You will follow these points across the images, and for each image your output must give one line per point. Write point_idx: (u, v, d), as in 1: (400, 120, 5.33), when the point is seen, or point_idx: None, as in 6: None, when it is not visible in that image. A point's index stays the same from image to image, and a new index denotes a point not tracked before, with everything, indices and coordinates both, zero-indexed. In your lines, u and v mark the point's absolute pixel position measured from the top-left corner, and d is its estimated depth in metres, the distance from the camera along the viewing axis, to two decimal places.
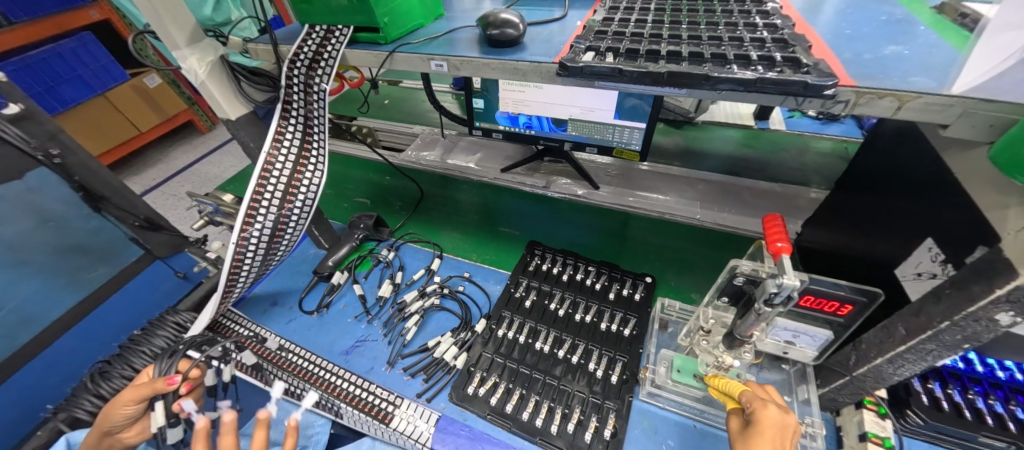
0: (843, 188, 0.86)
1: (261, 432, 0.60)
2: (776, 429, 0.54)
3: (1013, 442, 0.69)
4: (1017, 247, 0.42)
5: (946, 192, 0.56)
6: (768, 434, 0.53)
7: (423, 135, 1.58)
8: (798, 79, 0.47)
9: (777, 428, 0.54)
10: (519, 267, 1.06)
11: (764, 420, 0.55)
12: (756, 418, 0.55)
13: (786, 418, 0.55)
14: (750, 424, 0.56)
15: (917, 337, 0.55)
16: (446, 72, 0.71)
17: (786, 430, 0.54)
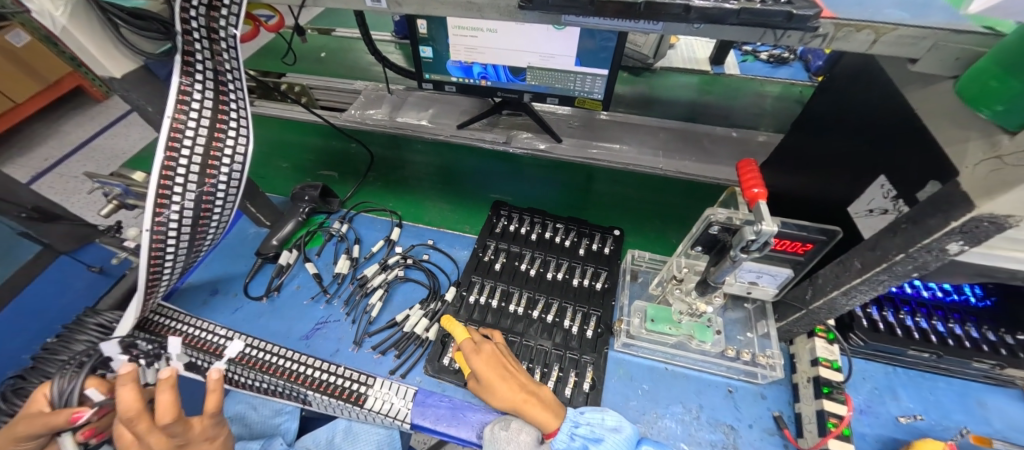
0: (799, 130, 0.88)
1: (168, 394, 0.55)
2: (493, 361, 0.71)
3: (935, 352, 0.78)
4: (974, 182, 0.43)
5: (903, 128, 0.57)
6: (490, 369, 0.70)
7: (367, 91, 1.43)
8: (782, 10, 0.44)
9: (492, 359, 0.71)
10: (486, 229, 1.02)
11: (482, 361, 0.71)
12: (476, 369, 0.70)
13: (491, 350, 0.72)
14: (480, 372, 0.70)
15: (872, 269, 0.58)
16: (386, 9, 0.61)
17: (496, 355, 0.72)
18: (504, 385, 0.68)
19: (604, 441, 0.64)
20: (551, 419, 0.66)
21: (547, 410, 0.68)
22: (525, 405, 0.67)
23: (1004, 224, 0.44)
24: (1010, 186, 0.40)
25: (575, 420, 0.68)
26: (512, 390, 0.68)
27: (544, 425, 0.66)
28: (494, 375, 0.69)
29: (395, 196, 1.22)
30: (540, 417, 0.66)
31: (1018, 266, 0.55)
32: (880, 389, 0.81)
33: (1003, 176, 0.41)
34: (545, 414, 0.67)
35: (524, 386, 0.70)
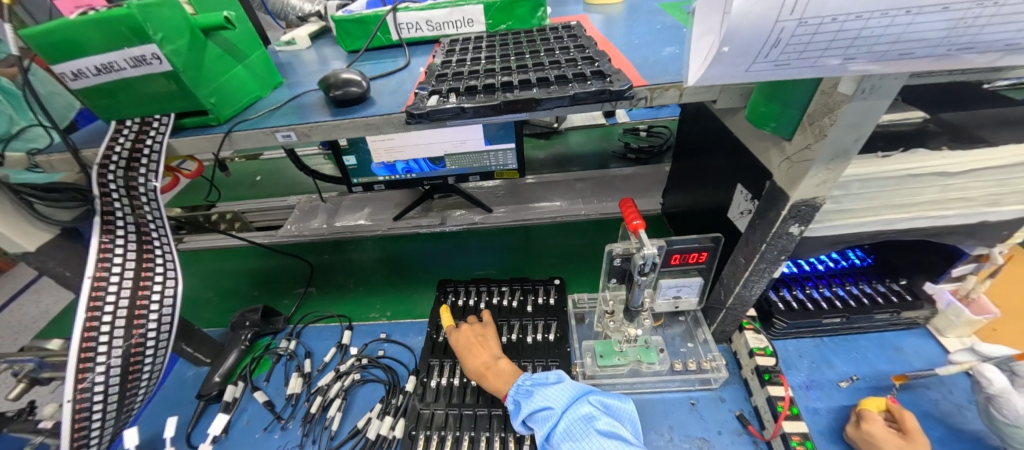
0: (679, 159, 1.05)
1: None
2: (470, 336, 0.87)
3: (843, 315, 0.89)
4: (782, 178, 0.56)
5: (736, 147, 0.71)
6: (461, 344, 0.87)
7: (300, 205, 1.49)
8: (605, 89, 0.58)
9: (464, 339, 0.87)
10: (436, 310, 1.06)
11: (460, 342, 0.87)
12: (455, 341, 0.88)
13: (467, 332, 0.88)
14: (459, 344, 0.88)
15: (753, 261, 0.68)
16: (297, 141, 0.69)
17: (469, 337, 0.87)
18: (473, 357, 0.84)
19: (539, 395, 0.71)
20: (504, 386, 0.77)
21: (506, 376, 0.78)
22: (485, 375, 0.80)
23: (815, 204, 0.56)
24: (802, 177, 0.52)
25: (522, 381, 0.76)
26: (478, 361, 0.82)
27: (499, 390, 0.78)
28: (464, 350, 0.86)
29: (341, 300, 1.22)
30: (498, 384, 0.78)
31: (856, 230, 0.67)
32: (816, 362, 0.88)
33: (793, 171, 0.53)
34: (502, 381, 0.78)
35: (494, 357, 0.83)
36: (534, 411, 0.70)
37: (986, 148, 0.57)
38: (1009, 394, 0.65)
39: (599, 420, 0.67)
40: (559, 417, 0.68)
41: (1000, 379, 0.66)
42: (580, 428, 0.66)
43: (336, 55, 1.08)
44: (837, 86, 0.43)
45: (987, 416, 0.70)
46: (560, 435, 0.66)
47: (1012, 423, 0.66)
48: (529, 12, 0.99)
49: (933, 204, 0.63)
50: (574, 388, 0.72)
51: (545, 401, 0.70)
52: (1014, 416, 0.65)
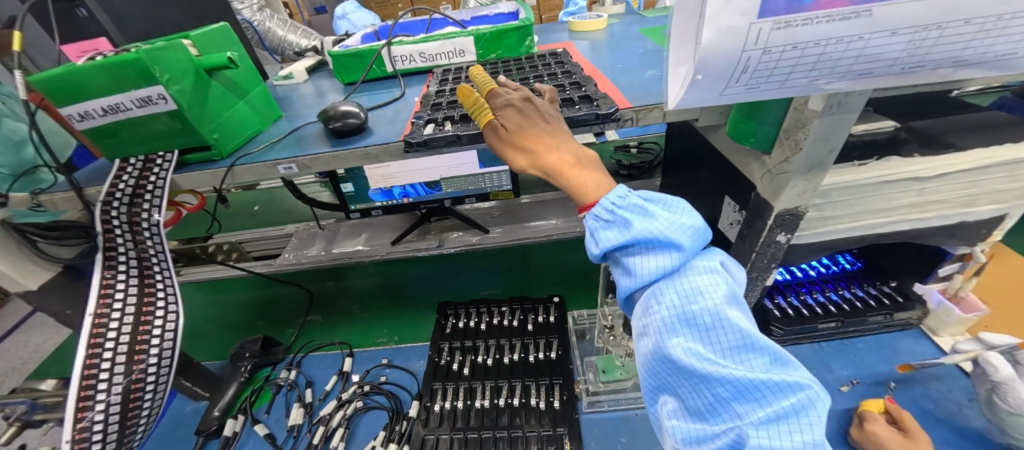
0: (668, 174, 1.08)
1: None
2: (535, 126, 0.49)
3: (838, 319, 0.90)
4: (765, 190, 0.58)
5: (721, 161, 0.74)
6: (523, 132, 0.49)
7: (298, 233, 1.51)
8: (592, 112, 0.61)
9: (527, 125, 0.49)
10: (437, 333, 1.07)
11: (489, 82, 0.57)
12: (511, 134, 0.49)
13: (530, 114, 0.50)
14: (507, 125, 0.50)
15: (745, 271, 0.70)
16: (298, 172, 0.71)
17: (532, 120, 0.50)
18: (546, 152, 0.48)
19: (691, 282, 0.41)
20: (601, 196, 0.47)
21: (597, 176, 0.49)
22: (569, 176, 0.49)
23: (799, 213, 0.58)
24: (783, 188, 0.55)
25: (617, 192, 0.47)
26: (540, 141, 0.48)
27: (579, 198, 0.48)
28: (527, 138, 0.48)
29: (342, 327, 1.22)
30: (584, 182, 0.48)
31: (841, 236, 0.70)
32: (816, 368, 0.89)
33: (775, 183, 0.56)
34: (591, 180, 0.48)
35: (574, 150, 0.49)
36: (679, 308, 0.40)
37: (955, 153, 0.60)
38: (1013, 381, 0.66)
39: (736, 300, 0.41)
40: (673, 250, 0.43)
41: (1006, 366, 0.67)
42: (739, 340, 0.38)
43: (332, 87, 1.12)
44: (807, 103, 0.46)
45: (992, 410, 0.71)
46: (665, 283, 0.42)
47: (1015, 411, 0.66)
48: (517, 41, 1.04)
49: (912, 207, 0.66)
50: (704, 233, 0.45)
51: (659, 226, 0.43)
52: (1019, 405, 0.65)
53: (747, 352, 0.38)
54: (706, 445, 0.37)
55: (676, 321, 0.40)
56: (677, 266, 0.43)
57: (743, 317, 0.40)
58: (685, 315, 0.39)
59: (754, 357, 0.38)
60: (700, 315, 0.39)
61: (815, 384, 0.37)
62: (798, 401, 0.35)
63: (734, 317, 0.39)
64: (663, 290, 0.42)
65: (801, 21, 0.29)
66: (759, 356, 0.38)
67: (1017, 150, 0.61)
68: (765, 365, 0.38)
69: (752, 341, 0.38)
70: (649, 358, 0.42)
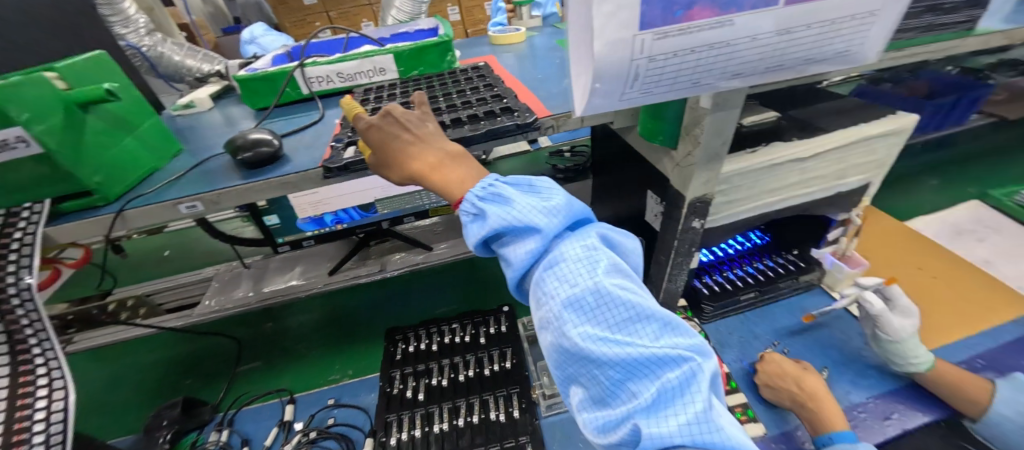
0: (597, 174, 1.14)
1: None
2: (395, 142, 0.50)
3: (756, 289, 1.00)
4: (677, 181, 0.64)
5: (639, 159, 0.80)
6: (381, 149, 0.50)
7: (219, 276, 1.37)
8: (512, 123, 0.63)
9: (386, 139, 0.50)
10: (386, 361, 1.03)
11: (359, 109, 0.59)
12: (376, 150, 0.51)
13: (387, 127, 0.51)
14: (375, 150, 0.52)
15: (672, 258, 0.75)
16: (204, 209, 0.65)
17: (388, 136, 0.51)
18: (404, 159, 0.49)
19: (567, 260, 0.39)
20: (456, 189, 0.46)
21: (463, 172, 0.48)
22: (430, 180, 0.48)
23: (707, 200, 0.64)
24: (691, 179, 0.60)
25: (481, 183, 0.46)
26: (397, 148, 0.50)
27: (448, 197, 0.47)
28: (385, 153, 0.50)
29: (283, 371, 1.13)
30: (449, 180, 0.47)
31: (748, 216, 0.78)
32: (745, 337, 0.97)
33: (683, 175, 0.61)
34: (456, 176, 0.47)
35: (437, 153, 0.49)
36: (557, 286, 0.38)
37: (824, 135, 0.70)
38: (884, 313, 0.79)
39: (616, 267, 0.39)
40: (541, 235, 0.41)
41: (877, 301, 0.80)
42: (617, 312, 0.37)
43: (241, 114, 1.04)
44: (699, 102, 0.51)
45: (877, 345, 0.83)
46: (541, 269, 0.40)
47: (892, 340, 0.79)
48: (438, 57, 1.04)
49: (799, 185, 0.76)
50: (574, 205, 0.43)
51: (519, 211, 0.41)
52: (894, 334, 0.79)
53: (635, 325, 0.36)
54: (608, 430, 0.36)
55: (559, 309, 0.37)
56: (550, 249, 0.41)
57: (624, 287, 0.38)
58: (563, 301, 0.37)
59: (641, 328, 0.36)
60: (579, 297, 0.37)
61: (699, 355, 0.36)
62: (681, 372, 0.34)
63: (613, 290, 0.37)
64: (541, 276, 0.40)
65: (676, 32, 0.33)
66: (644, 327, 0.36)
67: (870, 128, 0.72)
68: (652, 336, 0.36)
69: (633, 312, 0.36)
70: (549, 351, 0.40)
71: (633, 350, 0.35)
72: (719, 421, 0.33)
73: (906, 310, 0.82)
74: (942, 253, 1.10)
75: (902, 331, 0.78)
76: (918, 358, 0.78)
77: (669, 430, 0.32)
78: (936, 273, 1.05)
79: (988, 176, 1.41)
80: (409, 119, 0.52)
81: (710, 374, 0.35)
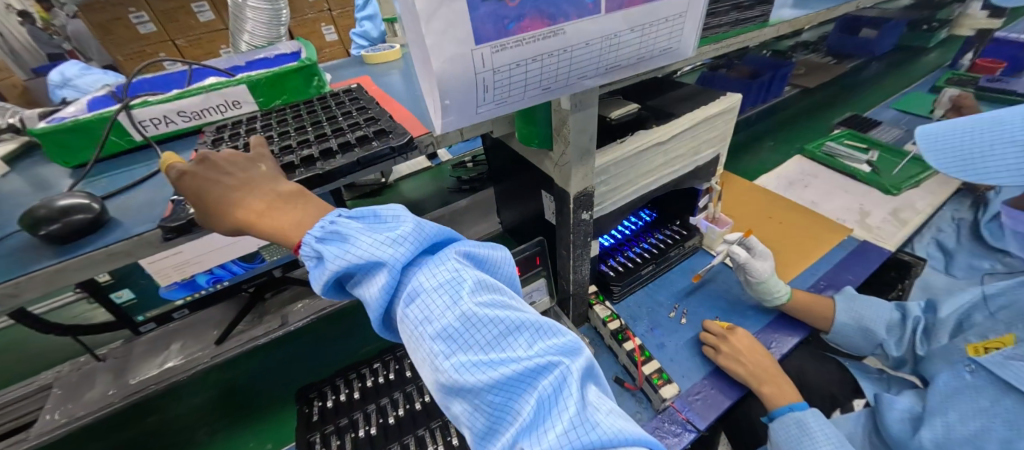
0: (495, 181, 1.16)
1: None
2: (216, 191, 0.47)
3: (653, 262, 1.10)
4: (560, 180, 0.67)
5: (526, 163, 0.83)
6: (201, 202, 0.47)
7: (63, 378, 1.10)
8: (387, 147, 0.60)
9: (206, 191, 0.47)
10: (302, 425, 0.91)
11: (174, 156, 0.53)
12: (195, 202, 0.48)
13: (208, 178, 0.48)
14: (191, 200, 0.48)
15: (572, 251, 0.79)
16: (0, 307, 0.51)
17: (210, 188, 0.47)
18: (230, 208, 0.47)
19: (428, 292, 0.39)
20: (292, 233, 0.45)
21: (297, 213, 0.47)
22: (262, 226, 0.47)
23: (590, 193, 0.69)
24: (571, 176, 0.63)
25: (325, 224, 0.43)
26: (221, 197, 0.47)
27: (285, 241, 0.46)
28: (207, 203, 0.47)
29: None
30: (282, 224, 0.46)
31: (630, 200, 0.85)
32: (651, 307, 1.05)
33: (564, 173, 0.64)
34: (291, 219, 0.46)
35: (265, 197, 0.48)
36: (422, 322, 0.38)
37: (674, 120, 0.80)
38: (750, 260, 0.92)
39: (479, 287, 0.40)
40: (396, 271, 0.40)
41: (740, 252, 0.93)
42: (483, 334, 0.38)
43: (52, 175, 0.84)
44: (560, 104, 0.54)
45: (749, 288, 0.97)
46: (404, 306, 0.39)
47: (759, 281, 0.93)
48: (303, 83, 0.95)
49: (666, 165, 0.85)
50: (429, 229, 0.43)
51: (370, 254, 0.40)
52: (759, 275, 0.92)
53: (504, 342, 0.38)
54: None
55: (428, 346, 0.37)
56: (410, 281, 0.40)
57: (490, 305, 0.39)
58: (432, 335, 0.37)
59: (511, 343, 0.38)
60: (446, 328, 0.37)
61: (566, 354, 0.38)
62: (552, 379, 0.36)
63: (474, 314, 0.37)
64: (406, 313, 0.39)
65: (513, 42, 0.34)
66: (513, 340, 0.38)
67: (709, 109, 0.84)
68: (522, 347, 0.38)
69: (501, 329, 0.38)
70: (433, 386, 0.40)
71: (504, 367, 0.36)
72: (592, 413, 0.35)
73: (761, 253, 0.98)
74: (784, 201, 1.33)
75: (764, 271, 0.91)
76: (778, 290, 0.93)
77: (546, 435, 0.34)
78: (780, 218, 1.26)
79: (806, 133, 1.74)
80: (224, 160, 0.50)
81: (578, 370, 0.38)
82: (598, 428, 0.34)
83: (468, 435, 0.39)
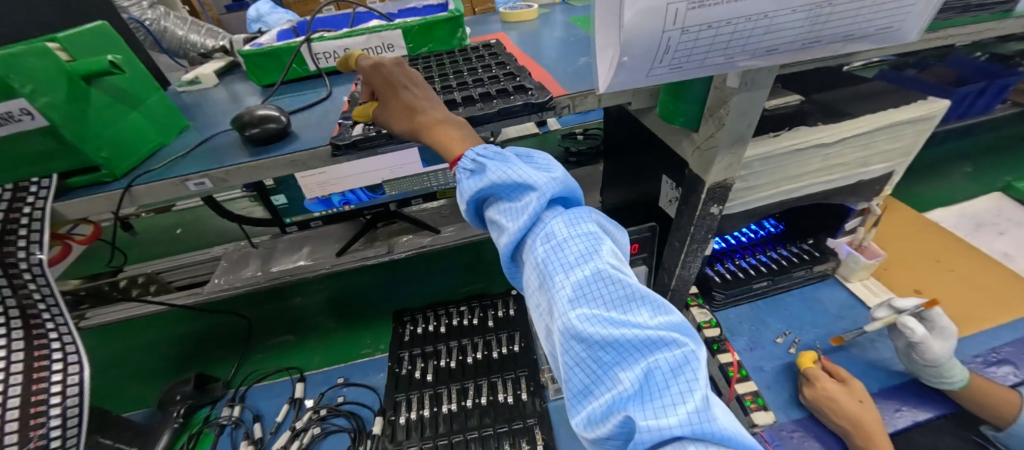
0: (609, 157, 1.12)
1: None
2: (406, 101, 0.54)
3: (769, 278, 0.98)
4: (697, 166, 0.62)
5: (656, 143, 0.78)
6: (395, 111, 0.54)
7: (228, 254, 1.39)
8: (525, 102, 0.61)
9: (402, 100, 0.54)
10: (395, 342, 1.03)
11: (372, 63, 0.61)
12: (388, 110, 0.55)
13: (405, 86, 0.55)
14: (387, 108, 0.55)
15: (685, 245, 0.74)
16: (213, 187, 0.65)
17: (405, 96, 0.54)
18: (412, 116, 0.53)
19: (563, 236, 0.37)
20: (456, 145, 0.47)
21: (461, 132, 0.49)
22: (432, 134, 0.50)
23: (728, 186, 0.62)
24: (711, 163, 0.58)
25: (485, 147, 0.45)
26: (408, 106, 0.53)
27: (448, 154, 0.47)
28: (397, 110, 0.54)
29: (306, 349, 1.15)
30: (447, 137, 0.48)
31: (766, 203, 0.76)
32: (754, 325, 0.95)
33: (704, 158, 0.59)
34: (456, 136, 0.48)
35: (443, 112, 0.52)
36: (550, 260, 0.37)
37: (848, 120, 0.68)
38: (927, 340, 0.73)
39: (613, 250, 0.38)
40: (540, 204, 0.39)
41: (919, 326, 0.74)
42: (610, 290, 0.34)
43: (248, 90, 1.02)
44: (725, 81, 0.49)
45: (910, 362, 0.79)
46: (536, 241, 0.39)
47: (930, 364, 0.74)
48: (449, 33, 1.00)
49: (820, 172, 0.73)
50: (572, 184, 0.42)
51: (520, 178, 0.40)
52: (933, 359, 0.73)
53: (628, 305, 0.34)
54: (596, 423, 0.32)
55: (554, 283, 0.36)
56: (548, 221, 0.39)
57: (622, 267, 0.36)
58: (559, 275, 0.36)
59: (635, 308, 0.34)
60: (574, 272, 0.35)
61: (693, 338, 0.33)
62: (674, 357, 0.31)
63: (606, 268, 0.35)
64: (537, 247, 0.38)
65: (712, 1, 0.30)
66: (637, 307, 0.34)
67: (899, 114, 0.69)
68: (644, 316, 0.34)
69: (629, 291, 0.34)
70: (546, 331, 0.38)
71: (627, 329, 0.33)
72: (715, 412, 0.29)
73: (946, 331, 0.77)
74: (963, 245, 1.07)
75: (943, 356, 0.72)
76: (953, 378, 0.74)
77: (660, 414, 0.29)
78: (953, 265, 1.03)
79: (1016, 166, 1.36)
80: (420, 79, 0.57)
81: (704, 361, 0.32)
82: (720, 425, 0.28)
83: (566, 391, 0.36)
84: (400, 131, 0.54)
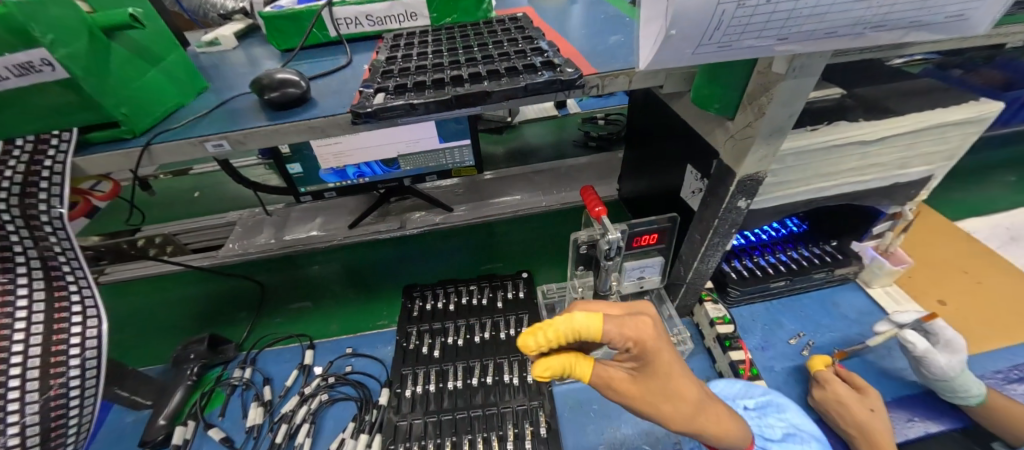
0: (631, 144, 1.09)
1: None
2: (656, 385, 0.45)
3: (788, 278, 0.95)
4: (729, 156, 0.59)
5: (684, 131, 0.75)
6: (647, 385, 0.45)
7: (243, 221, 1.40)
8: (553, 78, 0.58)
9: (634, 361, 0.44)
10: (403, 316, 1.04)
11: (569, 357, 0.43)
12: (650, 371, 0.44)
13: (643, 332, 0.43)
14: (630, 390, 0.45)
15: (707, 238, 0.72)
16: (231, 150, 0.64)
17: (670, 373, 0.45)
18: (666, 402, 0.46)
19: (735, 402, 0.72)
20: (709, 425, 0.50)
21: (693, 386, 0.48)
22: (699, 416, 0.49)
23: (759, 179, 0.60)
24: (745, 154, 0.56)
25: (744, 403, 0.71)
26: (670, 403, 0.46)
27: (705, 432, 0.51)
28: (653, 395, 0.45)
29: (317, 318, 1.17)
30: (690, 407, 0.47)
31: (795, 200, 0.73)
32: (768, 324, 0.93)
33: (737, 148, 0.57)
34: (693, 401, 0.48)
35: (687, 377, 0.48)
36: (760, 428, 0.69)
37: (893, 117, 0.64)
38: (931, 354, 0.70)
39: (758, 396, 0.72)
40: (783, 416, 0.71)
41: (921, 341, 0.71)
42: (775, 425, 0.69)
43: (267, 54, 1.01)
44: (771, 66, 0.46)
45: (921, 375, 0.76)
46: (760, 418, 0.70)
47: (939, 378, 0.71)
48: (474, 5, 0.97)
49: (856, 170, 0.70)
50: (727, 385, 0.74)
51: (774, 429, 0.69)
52: (941, 373, 0.70)
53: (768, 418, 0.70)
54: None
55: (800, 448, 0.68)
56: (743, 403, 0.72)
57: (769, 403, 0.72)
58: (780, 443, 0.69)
59: (771, 420, 0.70)
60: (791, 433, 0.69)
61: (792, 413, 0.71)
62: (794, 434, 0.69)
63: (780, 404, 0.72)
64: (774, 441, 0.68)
65: None
66: (771, 421, 0.70)
67: (948, 114, 0.65)
68: (774, 419, 0.70)
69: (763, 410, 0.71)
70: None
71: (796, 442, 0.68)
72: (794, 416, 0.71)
73: (952, 345, 0.73)
74: (994, 257, 1.03)
75: (950, 370, 0.69)
76: (967, 394, 0.70)
77: None
78: (980, 277, 0.99)
79: None
80: (665, 356, 0.44)
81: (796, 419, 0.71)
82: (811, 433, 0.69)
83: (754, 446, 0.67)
84: (656, 417, 0.47)
